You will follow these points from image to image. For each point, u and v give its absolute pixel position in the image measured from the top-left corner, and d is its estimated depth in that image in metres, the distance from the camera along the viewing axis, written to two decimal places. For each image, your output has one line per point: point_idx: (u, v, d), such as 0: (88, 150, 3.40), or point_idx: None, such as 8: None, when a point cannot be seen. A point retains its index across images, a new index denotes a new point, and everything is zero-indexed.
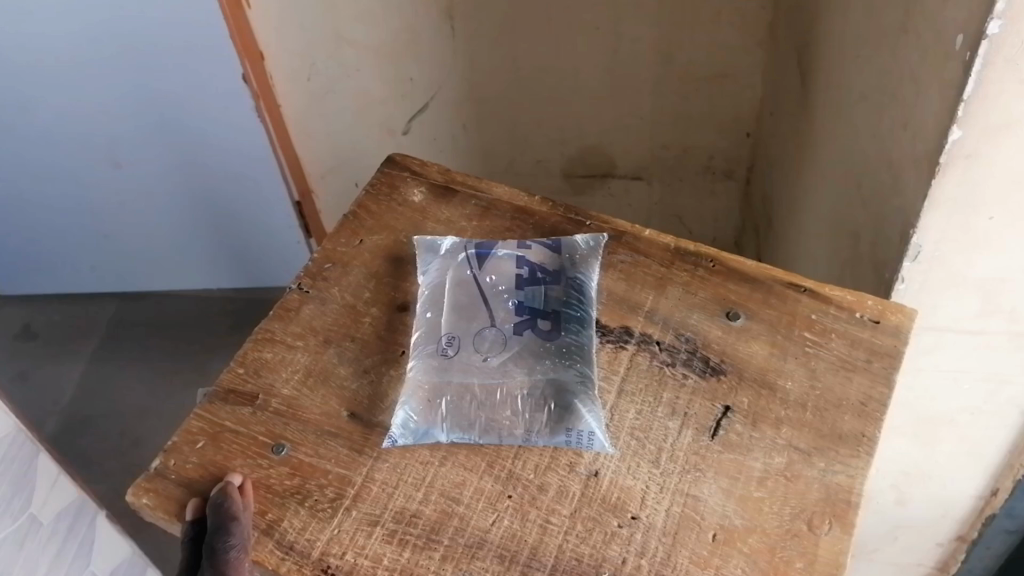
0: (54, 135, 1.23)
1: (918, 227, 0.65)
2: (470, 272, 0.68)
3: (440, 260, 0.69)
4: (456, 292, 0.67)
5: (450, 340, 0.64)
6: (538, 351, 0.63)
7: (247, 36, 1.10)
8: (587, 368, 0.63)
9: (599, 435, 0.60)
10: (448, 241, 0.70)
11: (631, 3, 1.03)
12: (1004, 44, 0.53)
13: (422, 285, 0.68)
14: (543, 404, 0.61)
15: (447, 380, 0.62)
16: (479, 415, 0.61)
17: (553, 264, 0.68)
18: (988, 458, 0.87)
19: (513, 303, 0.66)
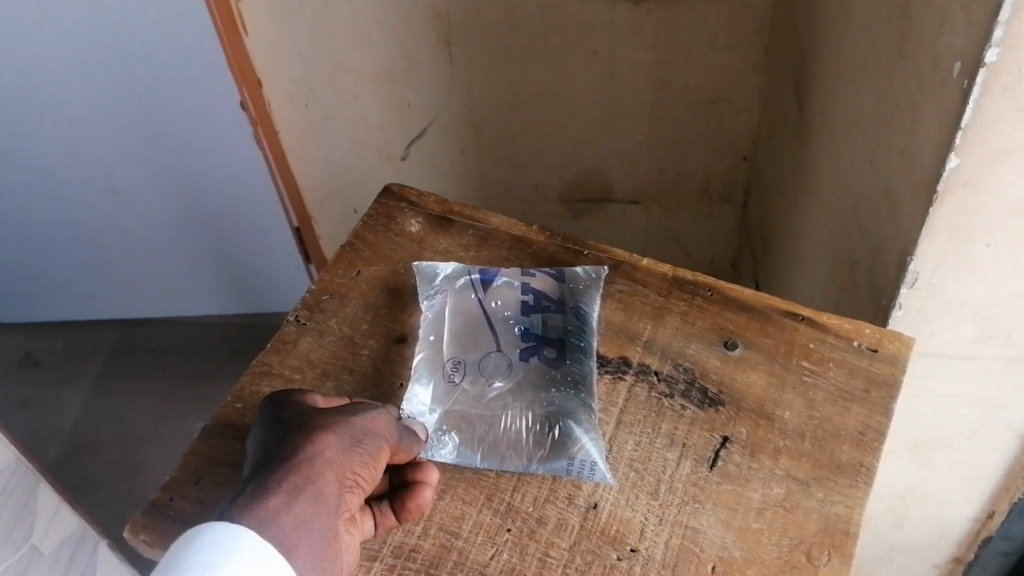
0: (53, 163, 1.23)
1: (916, 254, 0.65)
2: (473, 297, 0.70)
3: (445, 285, 0.70)
4: (458, 316, 0.69)
5: (456, 365, 0.66)
6: (543, 378, 0.65)
7: (246, 62, 1.11)
8: (587, 399, 0.64)
9: (600, 465, 0.60)
10: (451, 268, 0.71)
11: (627, 28, 1.03)
12: (1001, 73, 0.53)
13: (425, 310, 0.69)
14: (547, 431, 0.62)
15: (449, 408, 0.64)
16: (483, 439, 0.62)
17: (555, 293, 0.69)
18: (984, 481, 0.87)
19: (518, 329, 0.68)
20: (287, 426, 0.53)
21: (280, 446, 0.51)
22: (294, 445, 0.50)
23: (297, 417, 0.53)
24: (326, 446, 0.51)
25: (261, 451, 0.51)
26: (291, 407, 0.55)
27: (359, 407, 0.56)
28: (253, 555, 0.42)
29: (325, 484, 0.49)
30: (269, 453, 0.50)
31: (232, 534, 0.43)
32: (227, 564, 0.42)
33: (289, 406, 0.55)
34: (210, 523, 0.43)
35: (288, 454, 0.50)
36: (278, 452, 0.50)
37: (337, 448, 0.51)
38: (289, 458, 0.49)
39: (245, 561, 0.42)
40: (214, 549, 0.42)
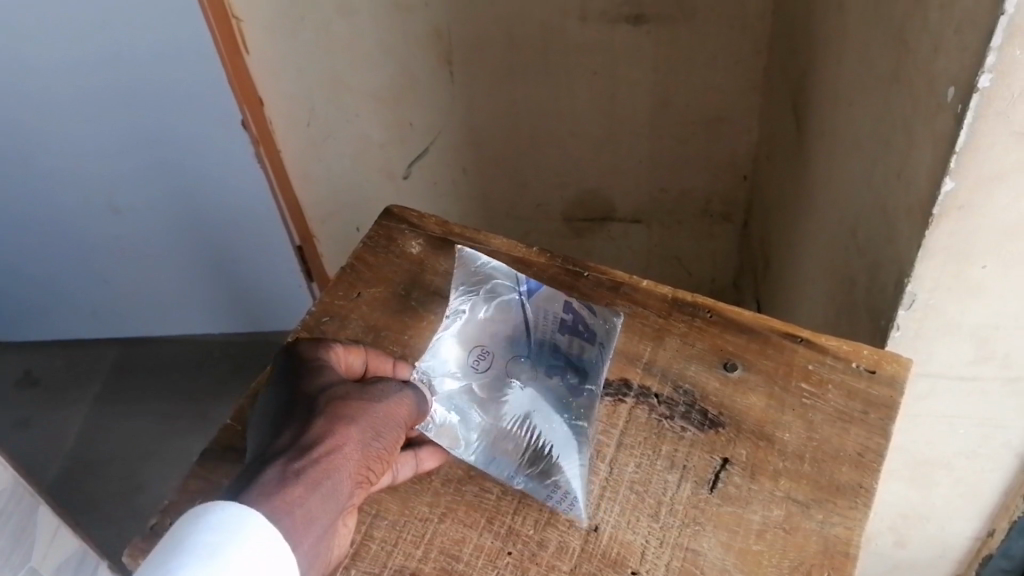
0: (54, 184, 1.24)
1: (913, 276, 0.66)
2: (506, 293, 0.68)
3: (492, 282, 0.69)
4: (489, 307, 0.69)
5: (484, 357, 0.68)
6: (558, 400, 0.65)
7: (246, 81, 1.12)
8: (582, 427, 0.63)
9: (577, 507, 0.59)
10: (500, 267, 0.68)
11: (627, 48, 1.04)
12: (994, 98, 0.54)
13: (461, 300, 0.69)
14: (543, 456, 0.62)
15: (450, 389, 0.67)
16: (486, 436, 0.64)
17: (590, 321, 0.64)
18: (985, 501, 0.87)
19: (549, 345, 0.66)
20: (309, 403, 0.55)
21: (302, 428, 0.53)
22: (317, 432, 0.52)
23: (322, 393, 0.55)
24: (347, 438, 0.53)
25: (282, 425, 0.54)
26: (317, 378, 0.57)
27: (382, 387, 0.57)
28: (260, 536, 0.46)
29: (340, 481, 0.51)
30: (290, 434, 0.53)
31: (243, 515, 0.46)
32: (229, 546, 0.45)
33: (315, 377, 0.57)
34: (221, 507, 0.47)
35: (310, 440, 0.52)
36: (300, 436, 0.52)
37: (357, 441, 0.53)
38: (310, 446, 0.52)
39: (250, 542, 0.45)
40: (223, 528, 0.46)
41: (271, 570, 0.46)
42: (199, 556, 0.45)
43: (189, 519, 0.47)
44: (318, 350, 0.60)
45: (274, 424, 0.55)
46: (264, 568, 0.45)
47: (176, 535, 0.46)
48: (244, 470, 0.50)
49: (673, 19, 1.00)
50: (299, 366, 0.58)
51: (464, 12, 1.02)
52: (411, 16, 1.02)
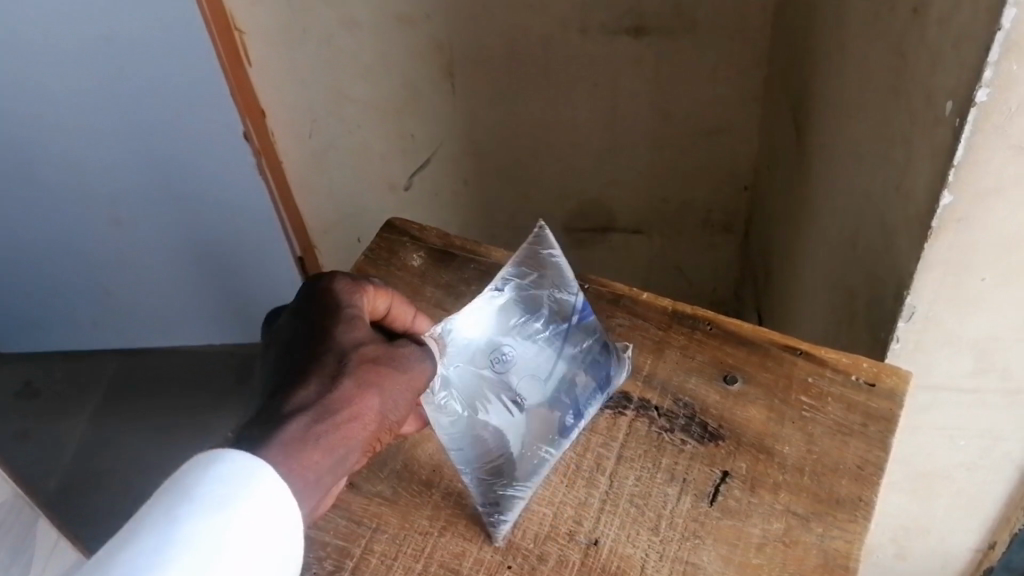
0: (57, 195, 1.24)
1: (912, 288, 0.66)
2: (553, 288, 0.67)
3: (552, 290, 0.67)
4: (529, 295, 0.66)
5: (505, 352, 0.64)
6: (552, 432, 0.64)
7: (249, 95, 1.12)
8: (554, 452, 0.63)
9: (503, 527, 0.59)
10: (569, 280, 0.68)
11: (626, 59, 1.04)
12: (991, 112, 0.54)
13: (515, 288, 0.65)
14: (516, 482, 0.61)
15: (459, 364, 0.62)
16: (476, 427, 0.61)
17: (605, 357, 0.67)
18: (987, 513, 0.88)
19: (566, 375, 0.66)
20: (339, 356, 0.55)
21: (327, 384, 0.54)
22: (341, 393, 0.53)
23: (353, 351, 0.56)
24: (368, 406, 0.54)
25: (308, 372, 0.54)
26: (350, 329, 0.57)
27: (409, 352, 0.58)
28: (269, 494, 0.47)
29: (354, 449, 0.53)
30: (315, 387, 0.53)
31: (257, 472, 0.47)
32: (235, 500, 0.46)
33: (348, 328, 0.57)
34: (232, 460, 0.47)
35: (333, 399, 0.53)
36: (325, 393, 0.53)
37: (377, 411, 0.54)
38: (332, 408, 0.52)
39: (256, 498, 0.46)
40: (228, 479, 0.46)
41: (274, 525, 0.47)
42: (206, 507, 0.46)
43: (192, 465, 0.47)
44: (349, 292, 0.59)
45: (295, 364, 0.55)
46: (270, 521, 0.47)
47: (180, 480, 0.47)
48: (262, 416, 0.51)
49: (671, 31, 1.01)
50: (328, 308, 0.58)
51: (464, 23, 1.02)
52: (412, 26, 1.03)
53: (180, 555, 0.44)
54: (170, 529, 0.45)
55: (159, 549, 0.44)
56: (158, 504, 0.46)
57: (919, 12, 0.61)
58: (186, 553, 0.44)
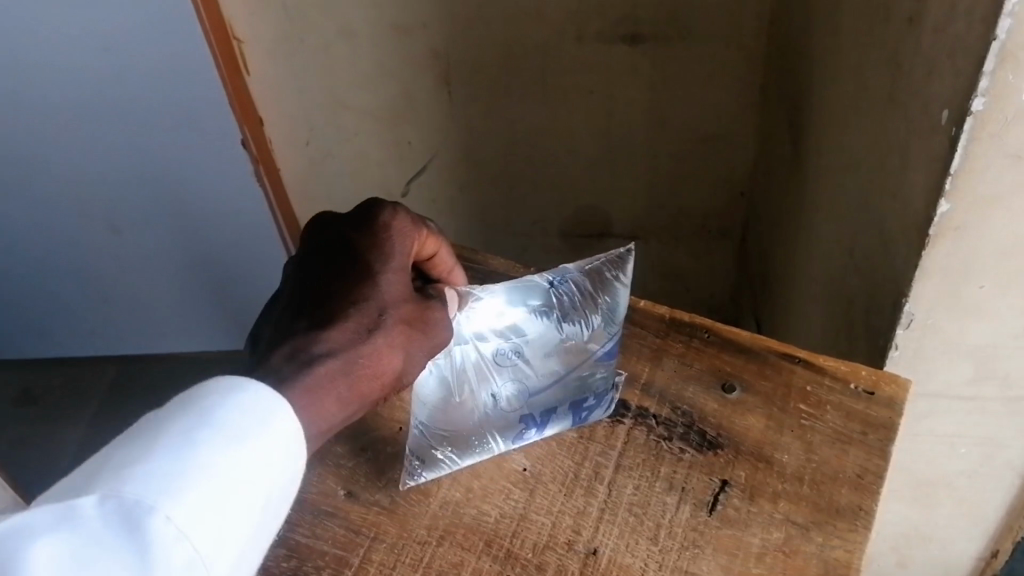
0: (54, 202, 1.24)
1: (911, 296, 0.65)
2: (604, 307, 0.65)
3: (598, 313, 0.65)
4: (574, 303, 0.65)
5: (516, 343, 0.64)
6: (512, 432, 0.64)
7: (247, 104, 1.13)
8: (498, 446, 0.64)
9: (417, 479, 0.62)
10: (621, 311, 0.65)
11: (623, 67, 1.05)
12: (987, 122, 0.55)
13: (559, 294, 0.65)
14: (453, 451, 0.63)
15: (471, 332, 0.63)
16: (450, 389, 0.64)
17: (591, 399, 0.65)
18: (988, 521, 0.87)
19: (553, 392, 0.65)
20: (377, 306, 0.53)
21: (360, 333, 0.52)
22: (368, 348, 0.52)
23: (393, 304, 0.54)
24: (390, 366, 0.53)
25: (342, 311, 0.52)
26: (395, 278, 0.55)
27: (440, 316, 0.57)
28: (285, 435, 0.47)
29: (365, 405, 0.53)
30: (345, 332, 0.52)
31: (279, 414, 0.47)
32: (253, 433, 0.45)
33: (394, 276, 0.55)
34: (256, 393, 0.46)
35: (360, 352, 0.52)
36: (356, 342, 0.52)
37: (396, 371, 0.54)
38: (357, 362, 0.51)
39: (272, 435, 0.46)
40: (247, 409, 0.46)
41: (282, 464, 0.47)
42: (223, 435, 0.45)
43: (204, 392, 0.46)
44: (407, 232, 0.58)
45: (331, 297, 0.53)
46: (279, 460, 0.47)
47: (194, 404, 0.45)
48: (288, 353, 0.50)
49: (667, 39, 1.01)
50: (380, 243, 0.56)
51: (462, 32, 1.03)
52: (410, 36, 1.03)
53: (196, 477, 0.42)
54: (184, 450, 0.43)
55: (174, 469, 0.42)
56: (168, 425, 0.44)
57: (914, 21, 0.62)
58: (201, 479, 0.43)
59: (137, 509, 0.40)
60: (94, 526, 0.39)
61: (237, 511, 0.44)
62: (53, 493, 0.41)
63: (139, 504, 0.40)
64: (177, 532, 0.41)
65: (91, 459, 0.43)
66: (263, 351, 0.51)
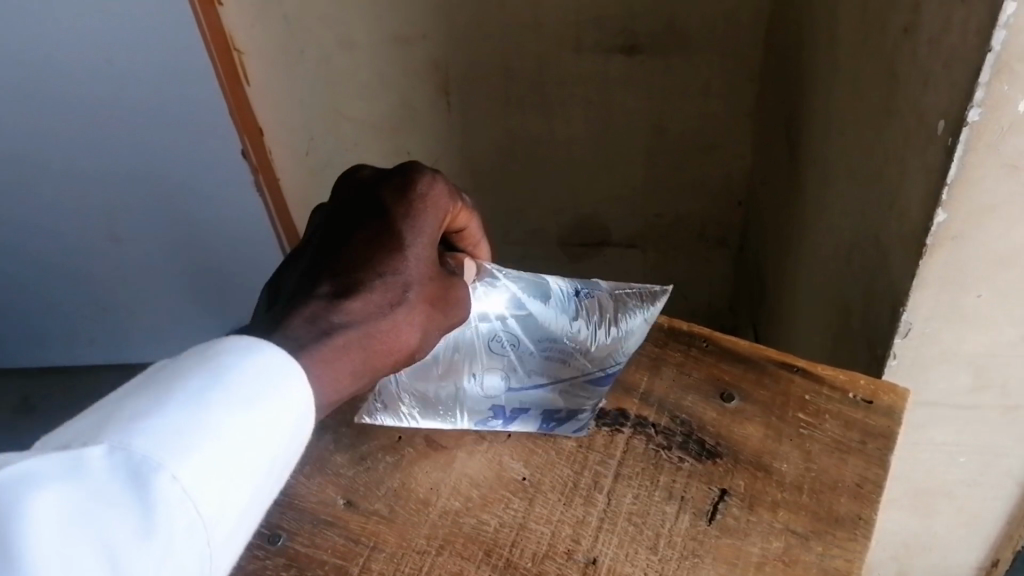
0: (54, 211, 1.24)
1: (909, 304, 0.66)
2: (615, 327, 0.67)
3: (609, 339, 0.67)
4: (589, 316, 0.67)
5: (520, 339, 0.67)
6: (478, 415, 0.67)
7: (247, 113, 1.14)
8: (460, 421, 0.67)
9: (377, 418, 0.67)
10: (634, 341, 0.67)
11: (621, 77, 1.06)
12: (983, 131, 0.55)
13: (578, 304, 0.67)
14: (418, 409, 0.67)
15: (480, 320, 0.66)
16: (443, 361, 0.67)
17: (566, 411, 0.66)
18: (987, 530, 0.87)
19: (532, 396, 0.67)
20: (402, 281, 0.53)
21: (382, 306, 0.52)
22: (386, 323, 0.52)
23: (417, 281, 0.54)
24: (406, 341, 0.54)
25: (367, 283, 0.52)
26: (424, 254, 0.55)
27: (458, 295, 0.58)
28: (296, 399, 0.45)
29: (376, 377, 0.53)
30: (367, 305, 0.52)
31: (295, 380, 0.45)
32: (264, 394, 0.44)
33: (423, 252, 0.55)
34: (274, 356, 0.45)
35: (377, 327, 0.52)
36: (378, 314, 0.52)
37: (409, 347, 0.54)
38: (375, 337, 0.52)
39: (281, 396, 0.44)
40: (260, 369, 0.44)
41: (289, 430, 0.45)
42: (235, 394, 0.43)
43: (215, 351, 0.44)
44: (441, 206, 0.56)
45: (358, 260, 0.53)
46: (288, 425, 0.45)
47: (206, 360, 0.43)
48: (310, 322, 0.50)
49: (665, 49, 1.02)
50: (414, 215, 0.55)
51: (461, 42, 1.03)
52: (409, 46, 1.04)
53: (206, 436, 0.40)
54: (195, 408, 0.41)
55: (184, 424, 0.40)
56: (177, 381, 0.42)
57: (909, 33, 0.62)
58: (212, 437, 0.40)
59: (144, 465, 0.37)
60: (99, 476, 0.36)
61: (244, 476, 0.41)
62: (48, 445, 0.38)
63: (147, 459, 0.37)
64: (184, 491, 0.38)
65: (89, 412, 0.40)
66: (285, 306, 0.51)
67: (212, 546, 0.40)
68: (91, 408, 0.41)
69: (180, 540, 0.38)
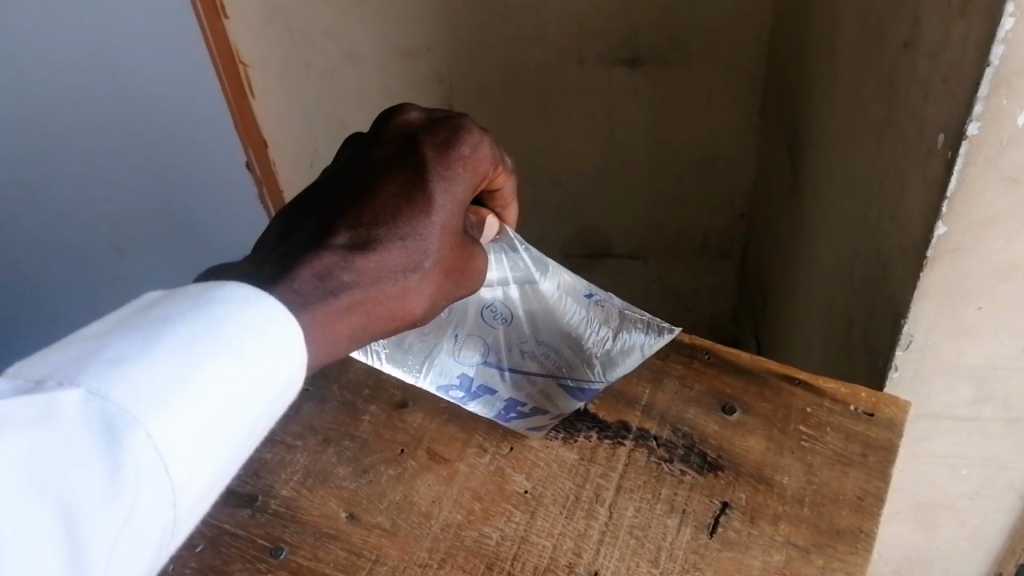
0: (49, 227, 1.21)
1: (910, 317, 0.66)
2: (609, 338, 0.69)
3: (601, 356, 0.69)
4: (593, 320, 0.69)
5: (513, 321, 0.69)
6: (446, 378, 0.70)
7: (251, 124, 1.15)
8: (422, 378, 0.70)
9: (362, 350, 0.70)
10: (625, 367, 0.69)
11: (623, 89, 1.06)
12: (982, 145, 0.55)
13: (582, 307, 0.68)
14: (396, 355, 0.70)
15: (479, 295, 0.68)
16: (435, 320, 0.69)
17: (530, 407, 0.68)
18: (991, 542, 0.87)
19: (503, 382, 0.69)
20: (421, 242, 0.53)
21: (395, 268, 0.53)
22: (395, 285, 0.53)
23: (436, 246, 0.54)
24: (412, 304, 0.54)
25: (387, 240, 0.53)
26: (447, 221, 0.55)
27: (476, 267, 0.59)
28: (288, 358, 0.44)
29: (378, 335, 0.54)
30: (380, 265, 0.52)
31: (292, 340, 0.44)
32: (253, 351, 0.42)
33: (447, 219, 0.55)
34: (274, 311, 0.44)
35: (386, 289, 0.52)
36: (390, 276, 0.52)
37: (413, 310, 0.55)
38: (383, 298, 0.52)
39: (270, 355, 0.43)
40: (249, 326, 0.42)
41: (277, 387, 0.44)
42: (223, 351, 0.41)
43: (210, 300, 0.42)
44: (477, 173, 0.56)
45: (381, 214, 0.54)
46: (275, 384, 0.43)
47: (199, 308, 0.42)
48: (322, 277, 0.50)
49: (665, 60, 1.03)
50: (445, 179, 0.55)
51: (464, 54, 1.04)
52: (412, 58, 1.05)
53: (186, 392, 0.39)
54: (179, 361, 0.39)
55: (164, 379, 0.38)
56: (166, 326, 0.40)
57: (909, 47, 0.63)
58: (192, 395, 0.39)
59: (118, 421, 0.36)
60: (67, 428, 0.35)
61: (221, 436, 0.40)
62: (24, 374, 0.37)
63: (119, 416, 0.36)
64: (156, 452, 0.37)
65: (75, 343, 0.39)
66: (302, 245, 0.52)
67: (178, 508, 0.39)
68: (76, 338, 0.39)
69: (143, 500, 0.37)
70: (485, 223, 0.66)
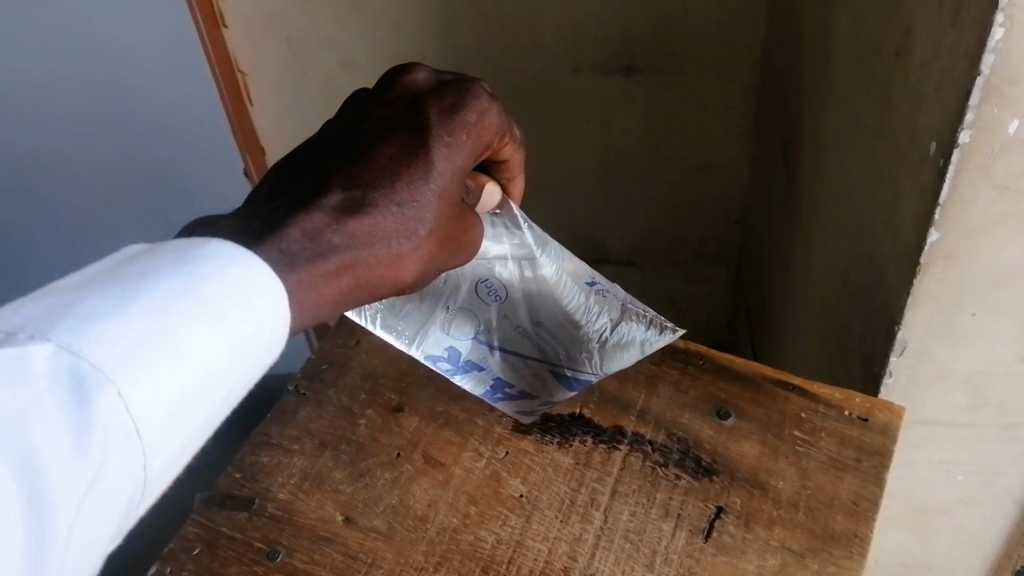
0: (50, 234, 1.22)
1: (903, 323, 0.66)
2: (609, 329, 0.63)
3: (595, 352, 0.63)
4: (592, 308, 0.62)
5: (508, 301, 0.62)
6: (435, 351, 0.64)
7: (249, 131, 1.18)
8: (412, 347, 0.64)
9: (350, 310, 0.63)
10: (627, 359, 0.63)
11: (620, 97, 1.07)
12: (974, 153, 0.56)
13: (580, 294, 0.62)
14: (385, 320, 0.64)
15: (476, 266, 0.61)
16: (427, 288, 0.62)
17: (518, 390, 0.66)
18: (987, 548, 0.87)
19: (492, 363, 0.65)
20: (413, 207, 0.52)
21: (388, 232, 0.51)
22: (384, 250, 0.51)
23: (428, 213, 0.53)
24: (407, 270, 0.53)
25: (378, 204, 0.51)
26: (441, 189, 0.53)
27: (473, 238, 0.57)
28: (266, 324, 0.43)
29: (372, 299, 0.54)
30: (369, 228, 0.51)
31: (272, 306, 0.43)
32: (232, 315, 0.41)
33: (440, 186, 0.53)
34: (258, 273, 0.43)
35: (376, 253, 0.51)
36: (379, 240, 0.51)
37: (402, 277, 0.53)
38: (373, 262, 0.51)
39: (248, 320, 0.42)
40: (230, 289, 0.41)
41: (253, 352, 0.43)
42: (202, 314, 0.40)
43: (192, 258, 0.41)
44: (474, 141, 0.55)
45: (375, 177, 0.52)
46: (251, 349, 0.43)
47: (178, 269, 0.41)
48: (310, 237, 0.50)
49: (660, 69, 1.04)
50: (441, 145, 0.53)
51: (462, 62, 1.05)
52: None
53: (162, 354, 0.38)
54: (156, 321, 0.38)
55: (140, 339, 0.37)
56: (142, 286, 0.39)
57: (903, 54, 0.63)
58: (168, 357, 0.38)
59: (89, 378, 0.35)
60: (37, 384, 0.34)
61: (196, 399, 0.40)
62: None
63: (92, 375, 0.35)
64: (128, 411, 0.36)
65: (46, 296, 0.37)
66: (293, 203, 0.51)
67: (149, 472, 0.38)
68: (49, 289, 0.38)
69: (112, 462, 0.36)
70: (484, 188, 0.60)
